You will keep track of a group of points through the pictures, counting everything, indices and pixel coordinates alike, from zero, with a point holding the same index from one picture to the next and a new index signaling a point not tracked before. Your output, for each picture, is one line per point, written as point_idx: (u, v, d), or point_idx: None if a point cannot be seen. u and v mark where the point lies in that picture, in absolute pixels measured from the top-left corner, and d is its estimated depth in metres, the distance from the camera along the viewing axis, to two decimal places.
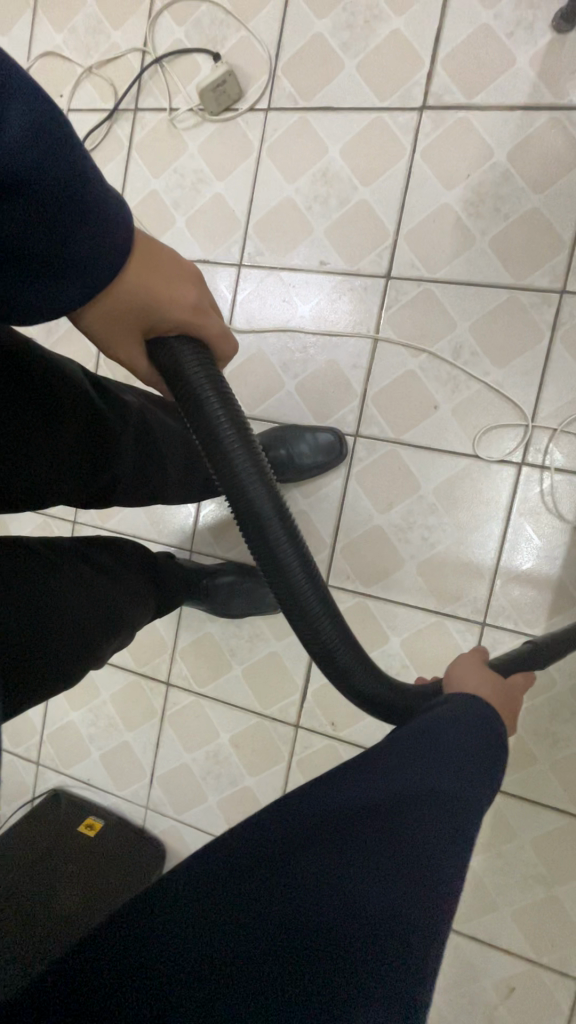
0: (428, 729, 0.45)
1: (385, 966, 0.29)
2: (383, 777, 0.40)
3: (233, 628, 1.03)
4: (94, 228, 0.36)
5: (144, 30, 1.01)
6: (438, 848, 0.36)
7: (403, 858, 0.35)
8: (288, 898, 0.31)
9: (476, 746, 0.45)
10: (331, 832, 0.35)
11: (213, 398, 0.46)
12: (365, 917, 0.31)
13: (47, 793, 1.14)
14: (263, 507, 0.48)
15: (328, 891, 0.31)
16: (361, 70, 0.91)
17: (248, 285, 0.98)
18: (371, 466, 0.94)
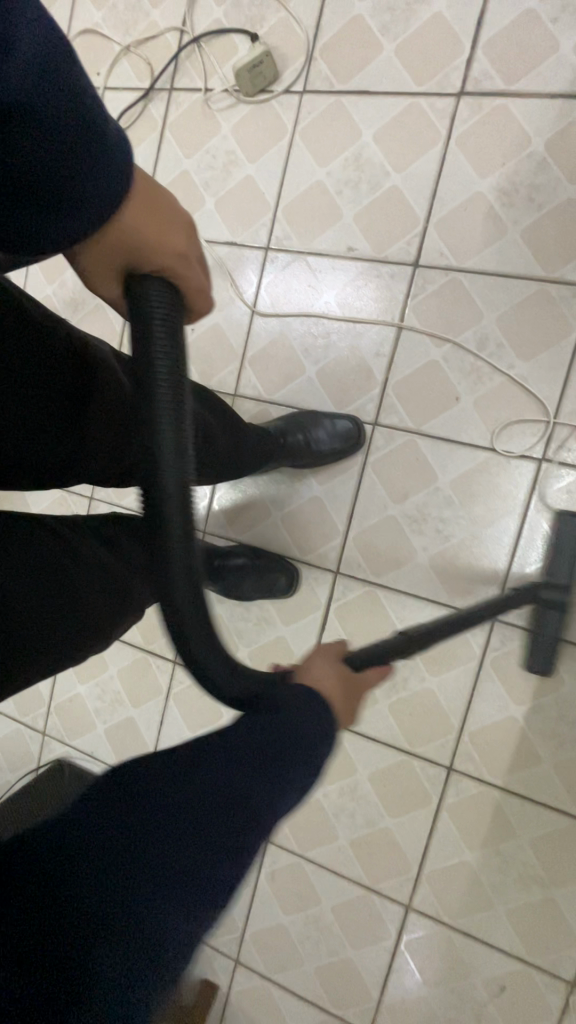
0: (281, 712, 0.44)
1: (152, 948, 0.33)
2: (218, 768, 0.40)
3: (241, 611, 1.03)
4: (97, 157, 0.36)
5: (183, 9, 1.01)
6: (238, 835, 0.39)
7: (197, 854, 0.36)
8: (73, 894, 0.32)
9: (315, 732, 0.45)
10: (148, 827, 0.36)
11: (161, 342, 0.38)
12: (148, 912, 0.33)
13: (51, 763, 1.16)
14: (167, 490, 0.37)
15: (124, 887, 0.33)
16: (399, 54, 0.89)
17: (274, 269, 0.98)
18: (388, 456, 0.93)
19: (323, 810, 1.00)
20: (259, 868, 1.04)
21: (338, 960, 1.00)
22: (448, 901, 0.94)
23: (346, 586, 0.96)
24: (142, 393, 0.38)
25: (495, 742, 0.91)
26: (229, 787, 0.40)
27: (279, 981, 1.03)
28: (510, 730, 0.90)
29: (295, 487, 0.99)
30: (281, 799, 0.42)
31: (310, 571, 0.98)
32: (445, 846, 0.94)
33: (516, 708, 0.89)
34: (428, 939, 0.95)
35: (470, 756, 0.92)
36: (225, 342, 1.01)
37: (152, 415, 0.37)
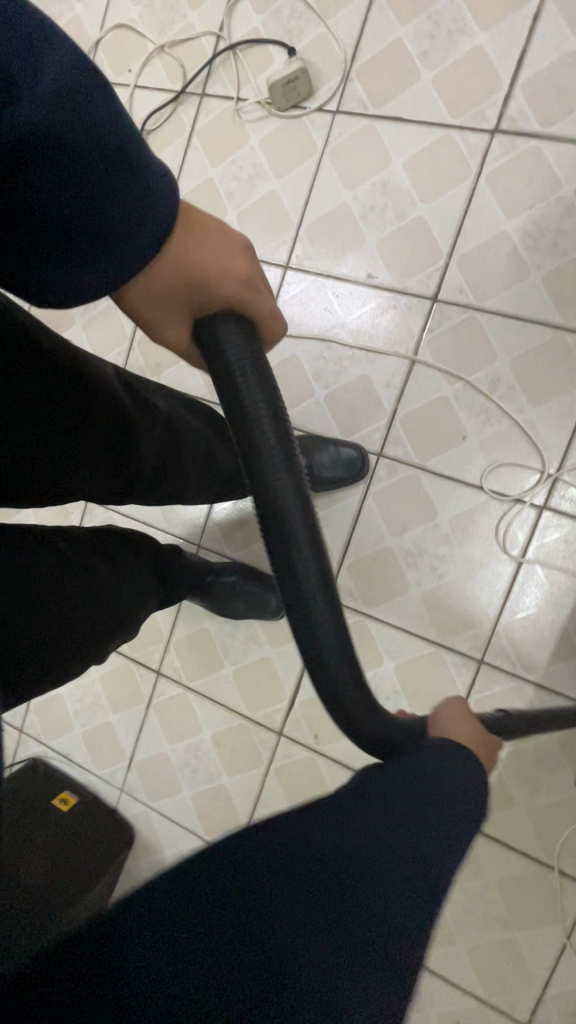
0: (434, 764, 0.39)
1: (346, 982, 0.28)
2: (371, 809, 0.35)
3: (230, 628, 1.03)
4: (111, 157, 0.33)
5: (221, 15, 0.99)
6: (419, 886, 0.33)
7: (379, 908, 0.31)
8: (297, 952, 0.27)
9: (468, 790, 0.40)
10: (338, 862, 0.32)
11: (240, 350, 0.35)
12: (339, 945, 0.29)
13: (26, 760, 1.15)
14: (291, 504, 0.35)
15: (309, 903, 0.29)
16: (436, 83, 0.88)
17: (291, 288, 0.97)
18: (390, 488, 0.93)
19: None
20: None
21: None
22: None
23: None
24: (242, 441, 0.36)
25: None
26: (397, 832, 0.35)
27: None
28: None
29: None
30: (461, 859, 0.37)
31: None
32: None
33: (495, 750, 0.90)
34: None
35: None
36: None
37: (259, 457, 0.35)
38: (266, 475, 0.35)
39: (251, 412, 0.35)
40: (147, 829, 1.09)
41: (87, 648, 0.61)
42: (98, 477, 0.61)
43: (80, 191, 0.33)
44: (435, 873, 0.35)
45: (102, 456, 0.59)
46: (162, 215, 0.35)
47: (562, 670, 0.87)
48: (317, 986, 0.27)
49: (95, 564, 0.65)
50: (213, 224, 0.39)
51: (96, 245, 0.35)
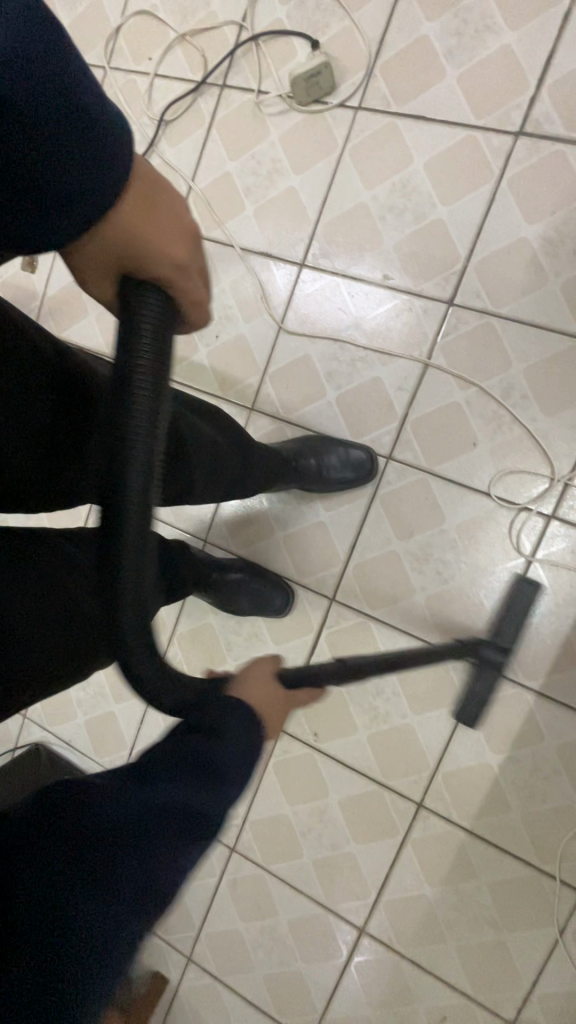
0: (213, 726, 0.44)
1: (77, 938, 0.34)
2: (133, 795, 0.40)
3: (233, 624, 1.03)
4: (49, 94, 0.31)
5: (245, 4, 0.97)
6: (173, 842, 0.39)
7: (141, 847, 0.38)
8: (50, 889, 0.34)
9: (244, 749, 0.45)
10: (90, 842, 0.37)
11: (153, 320, 0.36)
12: (88, 914, 0.35)
13: (29, 746, 1.17)
14: (133, 471, 0.36)
15: (74, 865, 0.36)
16: (461, 82, 0.87)
17: (306, 287, 0.96)
18: (398, 491, 0.93)
19: (291, 827, 1.02)
20: (222, 874, 1.06)
21: (289, 971, 1.02)
22: (401, 929, 0.96)
23: (340, 614, 0.97)
24: (121, 394, 0.36)
25: (467, 786, 0.92)
26: (158, 809, 0.40)
27: (230, 983, 1.06)
28: (484, 776, 0.91)
29: (301, 509, 0.99)
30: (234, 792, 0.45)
31: (306, 593, 0.99)
32: (407, 878, 0.95)
33: (493, 755, 0.91)
34: (377, 963, 0.97)
35: (441, 796, 0.93)
36: (248, 355, 1.00)
37: (127, 414, 0.36)
38: (130, 430, 0.36)
39: (139, 375, 0.36)
40: None
41: (96, 652, 0.63)
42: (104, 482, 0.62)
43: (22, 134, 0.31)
44: (194, 827, 0.41)
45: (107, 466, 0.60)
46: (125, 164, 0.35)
47: (562, 679, 0.87)
48: (73, 943, 0.33)
49: None
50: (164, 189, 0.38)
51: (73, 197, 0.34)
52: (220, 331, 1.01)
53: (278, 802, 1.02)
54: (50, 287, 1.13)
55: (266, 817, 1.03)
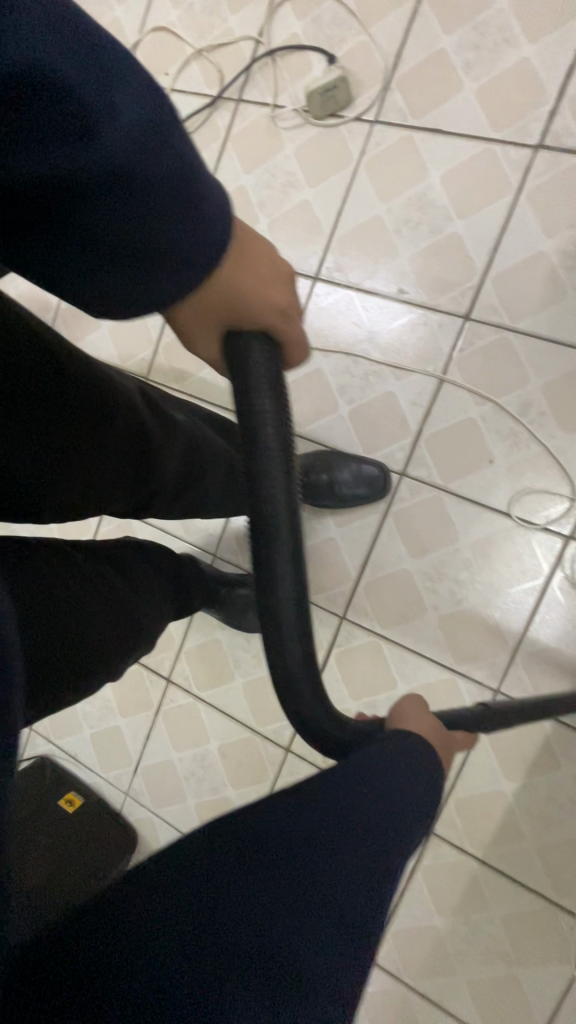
0: (367, 769, 0.39)
1: (290, 954, 0.31)
2: (319, 808, 0.37)
3: (242, 639, 1.02)
4: (149, 161, 0.31)
5: (261, 19, 0.98)
6: (374, 863, 0.36)
7: (331, 858, 0.35)
8: (238, 907, 0.31)
9: (409, 795, 0.41)
10: (296, 838, 0.35)
11: (265, 365, 0.35)
12: (294, 926, 0.32)
13: (34, 758, 1.16)
14: (279, 523, 0.35)
15: (265, 878, 0.32)
16: (480, 95, 0.86)
17: (319, 300, 0.95)
18: (411, 508, 0.91)
19: None
20: None
21: None
22: (410, 961, 0.93)
23: (350, 632, 0.95)
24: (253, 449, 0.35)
25: (480, 814, 0.89)
26: (349, 824, 0.37)
27: None
28: (498, 804, 0.88)
29: (311, 524, 0.97)
30: (413, 823, 0.41)
31: (316, 611, 0.97)
32: (417, 908, 0.92)
33: (507, 783, 0.88)
34: (384, 994, 0.94)
35: (453, 822, 0.90)
36: None
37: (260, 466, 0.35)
38: (270, 489, 0.35)
39: (268, 423, 0.35)
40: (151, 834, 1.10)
41: (109, 663, 0.62)
42: (118, 491, 0.61)
43: (113, 198, 0.31)
44: (372, 858, 0.37)
45: (124, 475, 0.60)
46: (220, 230, 0.35)
47: None
48: (272, 948, 0.30)
49: (114, 579, 0.64)
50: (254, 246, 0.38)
51: (156, 268, 0.34)
52: None
53: None
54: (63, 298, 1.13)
55: None
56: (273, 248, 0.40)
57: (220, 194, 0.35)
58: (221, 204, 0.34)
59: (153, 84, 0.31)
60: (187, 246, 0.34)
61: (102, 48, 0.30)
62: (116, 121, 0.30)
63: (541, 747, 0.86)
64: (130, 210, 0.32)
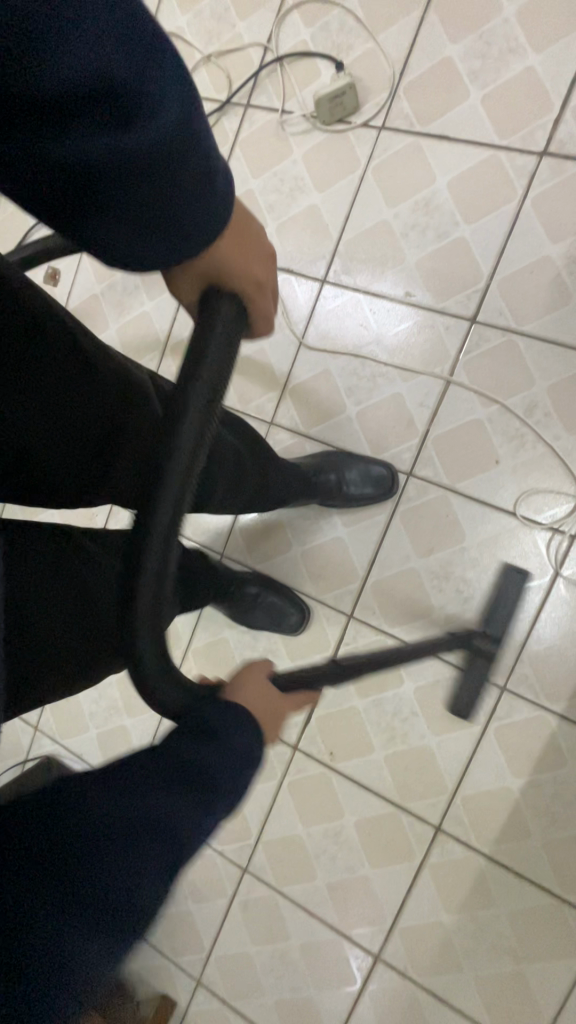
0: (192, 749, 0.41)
1: (70, 950, 0.33)
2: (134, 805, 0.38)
3: (249, 639, 1.03)
4: (180, 147, 0.35)
5: (270, 26, 0.99)
6: (172, 853, 0.39)
7: (129, 861, 0.37)
8: (23, 916, 0.32)
9: (234, 773, 0.42)
10: (97, 843, 0.36)
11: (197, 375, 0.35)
12: (81, 928, 0.34)
13: (40, 758, 1.16)
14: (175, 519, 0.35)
15: (54, 886, 0.34)
16: (485, 102, 0.87)
17: (327, 303, 0.97)
18: (418, 508, 0.92)
19: (304, 848, 1.00)
20: (233, 895, 1.05)
21: (299, 997, 1.00)
22: (417, 957, 0.94)
23: (357, 631, 0.96)
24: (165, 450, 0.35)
25: (486, 811, 0.90)
26: (155, 818, 0.38)
27: (239, 1008, 1.04)
28: (504, 800, 0.89)
29: (319, 524, 0.98)
30: (227, 802, 0.43)
31: (323, 610, 0.98)
32: (423, 904, 0.93)
33: (513, 780, 0.89)
34: (391, 991, 0.95)
35: (459, 819, 0.91)
36: (267, 372, 1.00)
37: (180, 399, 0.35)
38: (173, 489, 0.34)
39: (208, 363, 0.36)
40: None
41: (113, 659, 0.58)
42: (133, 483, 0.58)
43: (150, 180, 0.35)
44: (159, 858, 0.38)
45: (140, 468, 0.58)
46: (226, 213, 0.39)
47: None
48: (53, 953, 0.32)
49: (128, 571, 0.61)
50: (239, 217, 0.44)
51: (169, 234, 0.37)
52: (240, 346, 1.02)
53: (292, 822, 1.00)
54: (72, 300, 1.14)
55: (279, 836, 1.01)
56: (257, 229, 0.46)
57: (231, 184, 0.39)
58: (227, 191, 0.39)
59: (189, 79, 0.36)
60: (206, 227, 0.38)
61: (149, 41, 0.33)
62: (157, 113, 0.34)
63: (547, 743, 0.87)
64: (159, 187, 0.35)
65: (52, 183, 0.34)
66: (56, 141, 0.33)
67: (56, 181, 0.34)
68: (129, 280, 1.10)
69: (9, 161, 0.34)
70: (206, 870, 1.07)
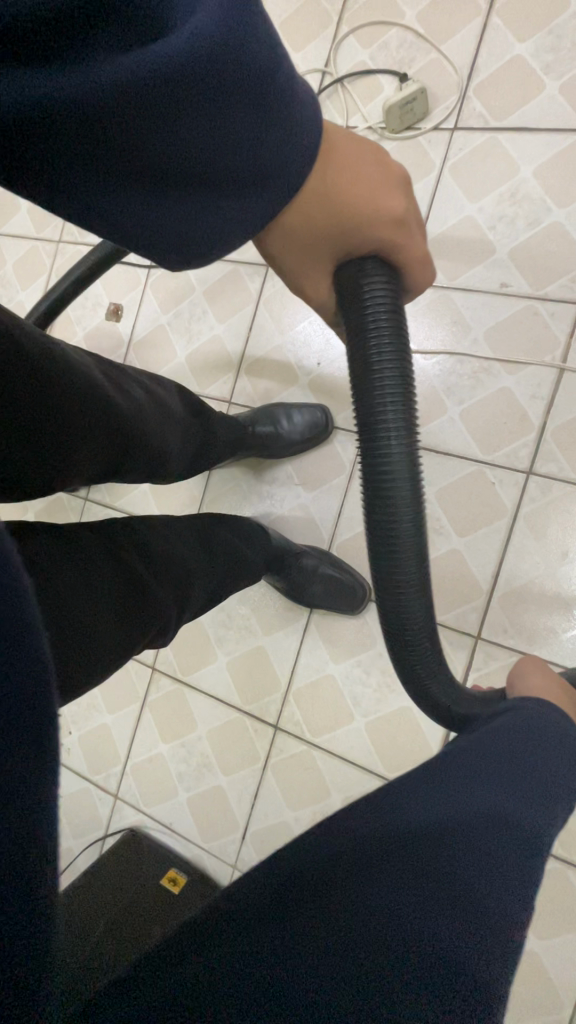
0: (486, 743, 0.41)
1: (455, 921, 0.30)
2: (454, 783, 0.38)
3: (360, 673, 0.92)
4: (237, 58, 0.30)
5: (326, 53, 1.01)
6: (505, 832, 0.36)
7: (473, 840, 0.34)
8: (371, 917, 0.29)
9: (527, 756, 0.41)
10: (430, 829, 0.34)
11: (374, 329, 0.37)
12: (450, 904, 0.31)
13: (124, 834, 1.01)
14: (398, 457, 0.40)
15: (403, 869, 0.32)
16: (564, 92, 0.86)
17: (414, 304, 0.92)
18: (544, 507, 0.83)
19: None
20: None
21: None
22: None
23: (488, 653, 0.85)
24: (378, 405, 0.39)
25: None
26: (478, 799, 0.37)
27: None
28: None
29: (430, 535, 0.89)
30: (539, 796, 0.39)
31: (445, 633, 0.87)
32: None
33: None
34: None
35: None
36: None
37: (376, 401, 0.39)
38: (390, 435, 0.40)
39: (353, 341, 0.39)
40: None
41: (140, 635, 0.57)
42: (88, 463, 0.56)
43: (210, 96, 0.30)
44: (500, 834, 0.35)
45: (99, 447, 0.56)
46: (307, 135, 0.34)
47: None
48: (425, 932, 0.29)
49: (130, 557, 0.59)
50: (358, 143, 0.37)
51: (248, 181, 0.34)
52: (322, 358, 0.98)
53: None
54: (137, 332, 1.12)
55: None
56: (377, 148, 0.38)
57: (306, 90, 0.34)
58: (307, 109, 0.34)
59: None
60: (265, 153, 0.33)
61: None
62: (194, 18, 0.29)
63: None
64: (221, 116, 0.31)
65: (85, 130, 0.29)
66: (83, 74, 0.28)
67: (90, 125, 0.29)
68: (196, 305, 1.08)
69: (45, 133, 0.29)
70: None
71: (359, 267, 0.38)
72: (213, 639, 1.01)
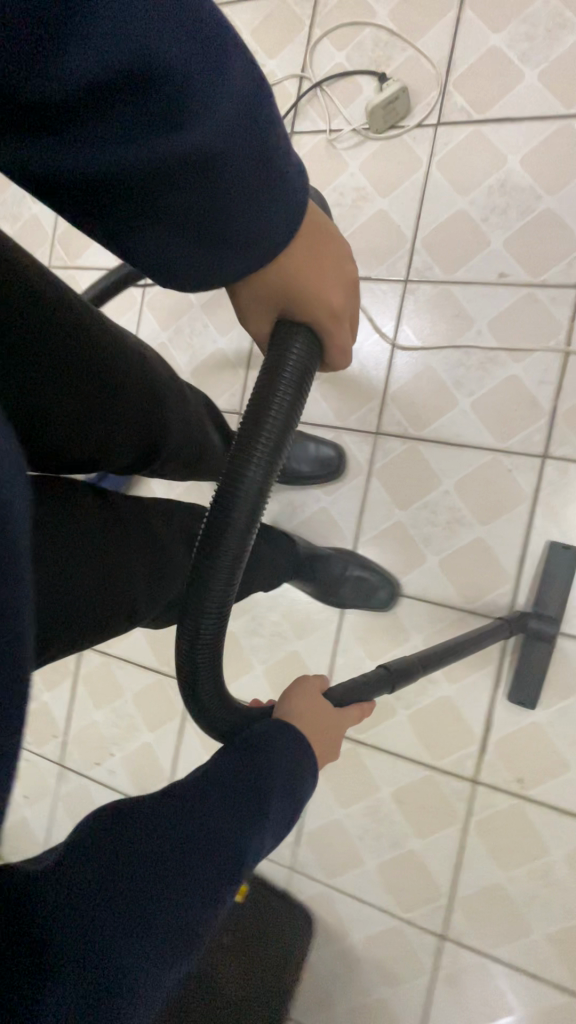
0: (254, 760, 0.42)
1: (135, 941, 0.33)
2: (212, 804, 0.39)
3: None
4: (239, 154, 0.32)
5: (302, 57, 1.01)
6: (213, 870, 0.37)
7: (181, 860, 0.36)
8: (56, 918, 0.31)
9: (282, 782, 0.42)
10: (175, 842, 0.37)
11: (283, 382, 0.38)
12: (130, 928, 0.33)
13: None
14: (250, 498, 0.38)
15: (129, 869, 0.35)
16: (543, 79, 0.88)
17: (415, 301, 0.93)
18: (562, 490, 0.85)
19: (510, 900, 0.86)
20: (435, 972, 0.89)
21: None
22: None
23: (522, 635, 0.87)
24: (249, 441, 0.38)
25: None
26: (201, 826, 0.38)
27: None
28: None
29: (454, 527, 0.90)
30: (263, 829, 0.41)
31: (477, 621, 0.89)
32: None
33: None
34: None
35: None
36: (362, 381, 0.96)
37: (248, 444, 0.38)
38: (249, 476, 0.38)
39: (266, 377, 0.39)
40: (327, 910, 0.96)
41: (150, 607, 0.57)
42: (125, 448, 0.57)
43: (208, 181, 0.32)
44: (208, 866, 0.37)
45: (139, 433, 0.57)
46: (293, 211, 0.36)
47: None
48: (96, 951, 0.31)
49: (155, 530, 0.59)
50: (330, 238, 0.40)
51: (221, 243, 0.35)
52: None
53: (489, 870, 0.88)
54: None
55: (476, 892, 0.88)
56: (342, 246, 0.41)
57: (302, 171, 0.36)
58: (297, 190, 0.35)
59: (256, 72, 0.32)
60: (233, 236, 0.34)
61: (217, 42, 0.30)
62: (214, 109, 0.30)
63: None
64: (212, 197, 0.33)
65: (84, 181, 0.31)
66: (95, 139, 0.30)
67: (77, 188, 0.32)
68: (197, 320, 1.08)
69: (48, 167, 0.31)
70: (394, 948, 0.92)
71: (290, 334, 0.40)
72: (247, 649, 1.02)
